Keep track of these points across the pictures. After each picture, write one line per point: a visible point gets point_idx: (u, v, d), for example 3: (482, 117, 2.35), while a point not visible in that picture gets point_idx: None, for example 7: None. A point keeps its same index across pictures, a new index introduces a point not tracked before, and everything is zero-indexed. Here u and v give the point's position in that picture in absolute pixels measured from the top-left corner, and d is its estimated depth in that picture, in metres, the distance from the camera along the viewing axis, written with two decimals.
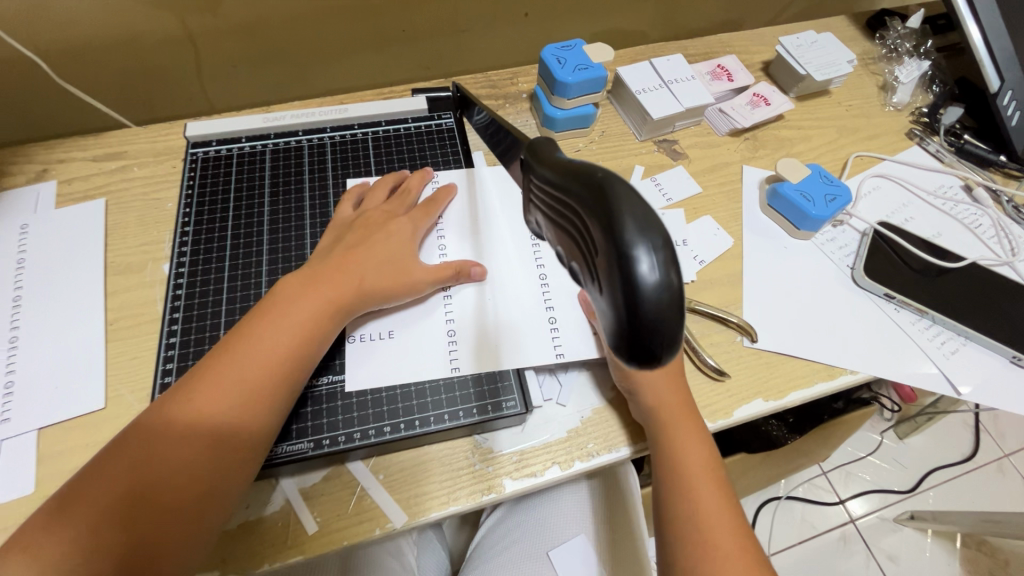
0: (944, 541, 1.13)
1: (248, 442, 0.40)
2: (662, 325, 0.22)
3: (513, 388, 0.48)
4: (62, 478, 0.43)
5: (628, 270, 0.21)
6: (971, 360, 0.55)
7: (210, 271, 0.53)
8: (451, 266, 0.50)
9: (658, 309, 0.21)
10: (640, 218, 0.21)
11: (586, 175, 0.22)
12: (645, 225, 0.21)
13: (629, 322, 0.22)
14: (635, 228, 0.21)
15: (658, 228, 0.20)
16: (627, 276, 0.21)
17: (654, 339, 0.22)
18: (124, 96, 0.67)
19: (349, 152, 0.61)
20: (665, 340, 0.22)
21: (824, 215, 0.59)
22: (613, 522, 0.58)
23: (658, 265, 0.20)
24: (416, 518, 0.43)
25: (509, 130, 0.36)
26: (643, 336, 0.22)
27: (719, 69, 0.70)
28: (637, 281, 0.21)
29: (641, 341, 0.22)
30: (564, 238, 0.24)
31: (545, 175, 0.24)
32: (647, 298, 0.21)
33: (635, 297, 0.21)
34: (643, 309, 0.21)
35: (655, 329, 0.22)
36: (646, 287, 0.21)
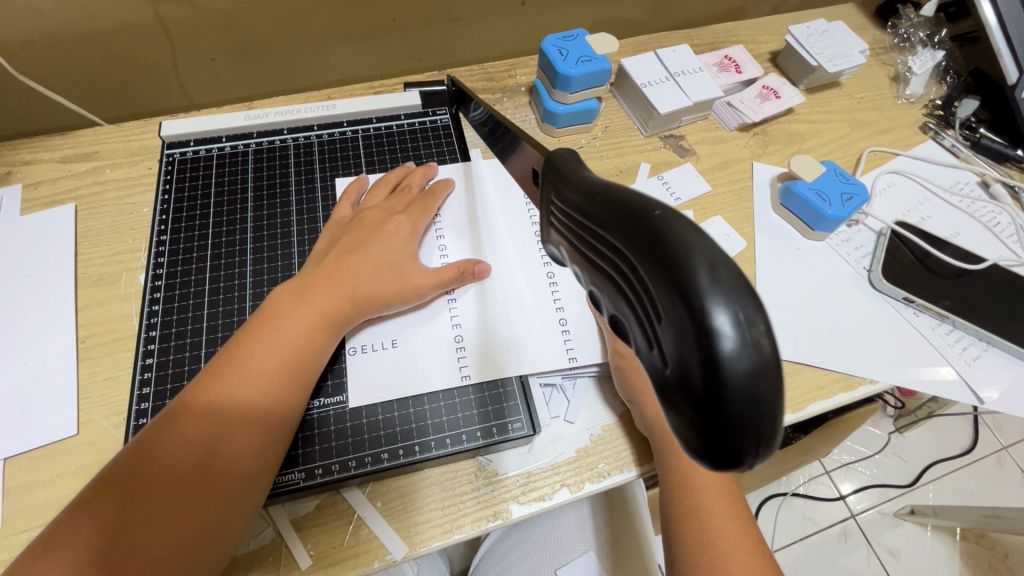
0: (943, 534, 1.13)
1: (238, 480, 0.36)
2: (761, 417, 0.13)
3: (519, 408, 0.45)
4: (31, 512, 0.40)
5: (695, 336, 0.13)
6: (995, 366, 0.53)
7: (190, 283, 0.49)
8: (454, 268, 0.47)
9: (754, 393, 0.13)
10: (708, 256, 0.14)
11: (619, 196, 0.16)
12: (718, 267, 0.13)
13: (700, 416, 0.13)
14: (707, 273, 0.13)
15: (742, 283, 0.13)
16: (697, 347, 0.13)
17: (744, 439, 0.13)
18: (95, 91, 0.63)
19: (338, 152, 0.57)
20: (762, 440, 0.14)
21: (841, 215, 0.56)
22: (620, 542, 0.55)
23: (743, 336, 0.13)
24: (416, 548, 0.40)
25: (510, 125, 0.32)
26: (725, 438, 0.13)
27: (726, 61, 0.67)
28: (714, 355, 0.13)
29: (722, 445, 0.13)
30: (593, 275, 0.18)
31: (566, 197, 0.19)
32: (733, 381, 0.13)
33: (711, 380, 0.13)
34: (726, 400, 0.13)
35: (750, 426, 0.13)
36: (727, 366, 0.13)
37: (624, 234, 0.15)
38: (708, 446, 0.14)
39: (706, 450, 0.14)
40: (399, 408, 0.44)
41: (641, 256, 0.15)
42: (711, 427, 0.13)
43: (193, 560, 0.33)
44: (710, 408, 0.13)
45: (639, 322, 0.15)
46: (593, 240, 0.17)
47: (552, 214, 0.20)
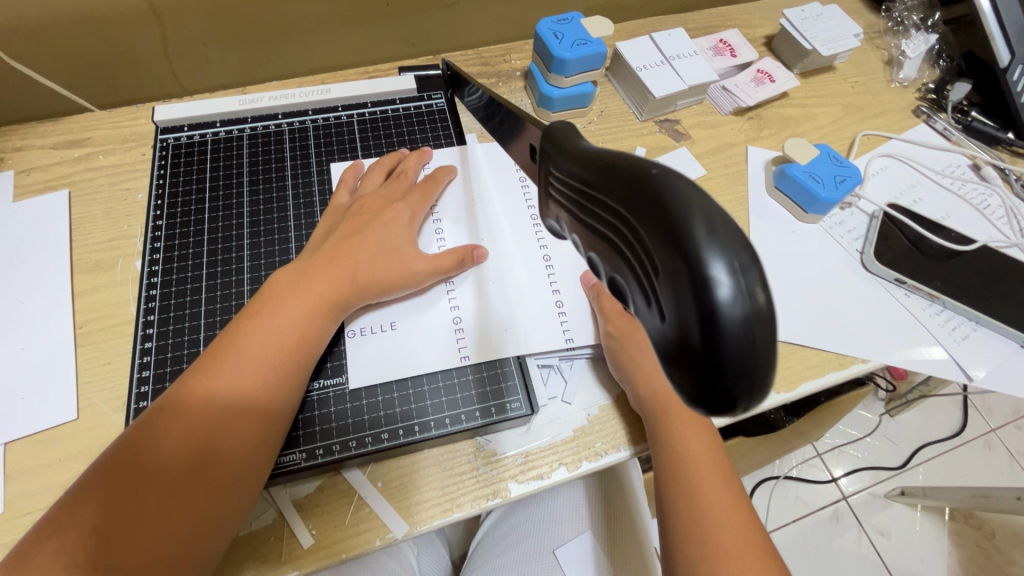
0: (932, 515, 1.15)
1: (241, 458, 0.36)
2: (756, 367, 0.14)
3: (517, 388, 0.45)
4: (34, 496, 0.40)
5: (693, 286, 0.14)
6: (982, 345, 0.54)
7: (187, 268, 0.49)
8: (454, 253, 0.47)
9: (751, 343, 0.13)
10: (705, 212, 0.14)
11: (618, 160, 0.16)
12: (714, 222, 0.14)
13: (697, 368, 0.14)
14: (704, 226, 0.14)
15: (738, 235, 0.14)
16: (693, 297, 0.14)
17: (740, 388, 0.14)
18: (86, 77, 0.62)
19: (333, 136, 0.57)
20: (757, 389, 0.14)
21: (834, 197, 0.56)
22: (616, 521, 0.56)
23: (742, 287, 0.13)
24: (416, 527, 0.41)
25: (510, 106, 0.32)
26: (721, 388, 0.14)
27: (721, 44, 0.67)
28: (711, 304, 0.13)
29: (720, 395, 0.14)
30: (591, 240, 0.18)
31: (564, 166, 0.19)
32: (730, 329, 0.13)
33: (707, 331, 0.13)
34: (723, 351, 0.13)
35: (746, 374, 0.14)
36: (725, 315, 0.13)
37: (623, 195, 0.16)
38: (706, 399, 0.14)
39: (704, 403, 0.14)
40: (398, 389, 0.45)
41: (641, 218, 0.15)
42: (710, 378, 0.14)
43: (196, 538, 0.34)
44: (707, 356, 0.14)
45: (637, 281, 0.16)
46: (592, 205, 0.17)
47: (550, 186, 0.21)
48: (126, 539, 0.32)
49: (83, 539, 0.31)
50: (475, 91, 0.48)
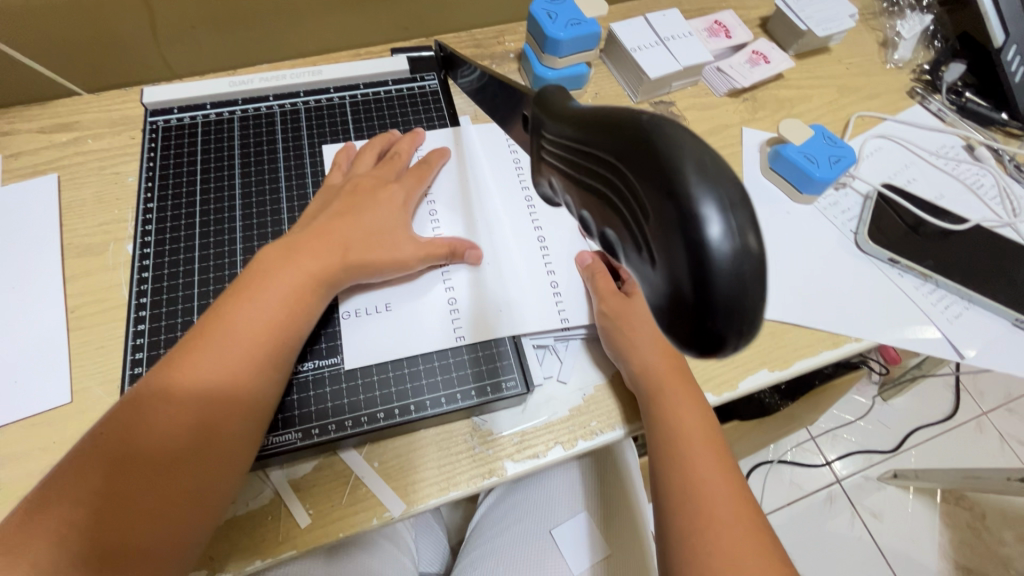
0: (925, 497, 1.16)
1: (243, 431, 0.37)
2: (743, 306, 0.15)
3: (512, 367, 0.45)
4: (30, 479, 0.40)
5: (686, 227, 0.15)
6: (975, 323, 0.54)
7: (179, 251, 0.49)
8: (445, 244, 0.47)
9: (740, 280, 0.15)
10: (696, 157, 0.15)
11: (612, 115, 0.17)
12: (707, 167, 0.15)
13: (691, 308, 0.15)
14: (694, 170, 0.15)
15: (728, 177, 0.15)
16: (686, 238, 0.15)
17: (728, 326, 0.15)
18: (71, 62, 0.59)
19: (325, 118, 0.56)
20: (745, 328, 0.15)
21: (829, 177, 0.56)
22: (612, 503, 0.56)
23: (733, 227, 0.14)
24: (413, 506, 0.41)
25: (503, 80, 0.32)
26: (712, 324, 0.15)
27: (716, 25, 0.66)
28: (703, 243, 0.14)
29: (712, 332, 0.15)
30: (584, 199, 0.19)
31: (557, 128, 0.20)
32: (721, 268, 0.14)
33: (700, 270, 0.14)
34: (715, 288, 0.14)
35: (735, 312, 0.15)
36: (717, 252, 0.14)
37: (619, 148, 0.17)
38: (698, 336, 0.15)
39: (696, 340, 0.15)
40: (393, 368, 0.45)
41: (636, 170, 0.16)
42: (702, 315, 0.15)
43: (191, 514, 0.34)
44: (699, 296, 0.15)
45: (631, 231, 0.17)
46: (586, 162, 0.18)
47: (541, 149, 0.21)
48: (132, 510, 0.32)
49: (87, 509, 0.32)
50: (469, 73, 0.48)
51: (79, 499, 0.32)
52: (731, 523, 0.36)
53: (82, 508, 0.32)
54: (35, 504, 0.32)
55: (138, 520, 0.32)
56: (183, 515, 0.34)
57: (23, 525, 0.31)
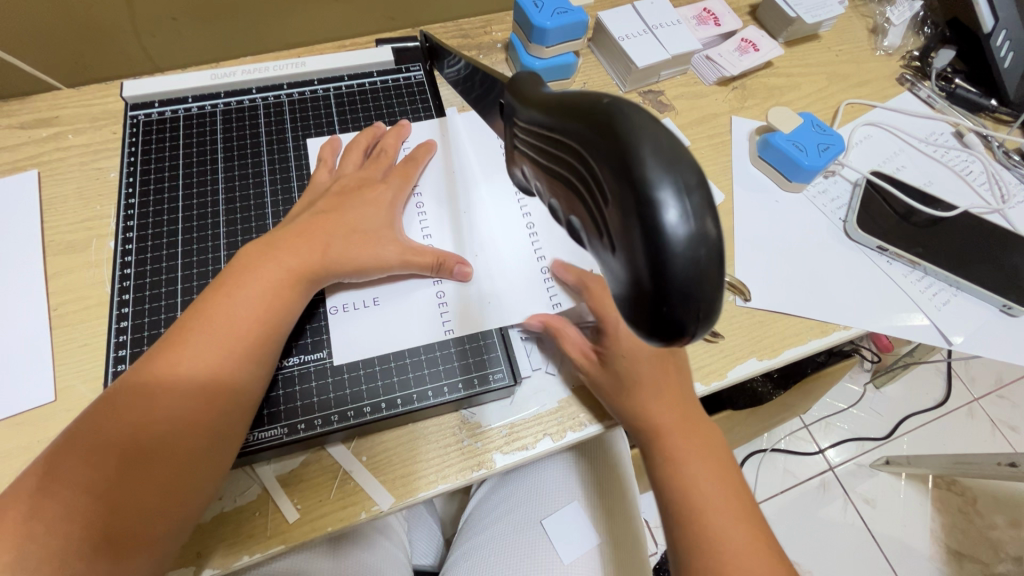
0: (916, 483, 1.17)
1: (228, 424, 0.37)
2: (699, 293, 0.15)
3: (500, 359, 0.45)
4: (12, 478, 0.40)
5: (643, 213, 0.15)
6: (962, 310, 0.55)
7: (162, 247, 0.48)
8: (434, 253, 0.46)
9: (697, 263, 0.15)
10: (653, 141, 0.15)
11: (576, 99, 0.17)
12: (666, 151, 0.15)
13: (649, 292, 0.15)
14: (651, 153, 0.15)
15: (687, 163, 0.15)
16: (643, 223, 0.15)
17: (686, 311, 0.16)
18: (50, 55, 0.58)
19: (309, 111, 0.55)
20: (702, 314, 0.16)
21: (818, 165, 0.56)
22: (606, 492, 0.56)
23: (691, 211, 0.15)
24: (402, 499, 0.41)
25: (484, 68, 0.31)
26: (670, 307, 0.15)
27: (705, 13, 0.66)
28: (660, 228, 0.15)
29: (671, 314, 0.16)
30: (553, 187, 0.19)
31: (526, 114, 0.20)
32: (676, 254, 0.15)
33: (655, 254, 0.15)
34: (670, 272, 0.15)
35: (690, 297, 0.15)
36: (671, 236, 0.15)
37: (581, 134, 0.17)
38: (655, 319, 0.16)
39: (655, 323, 0.16)
40: (379, 363, 0.44)
41: (597, 156, 0.16)
42: (659, 299, 0.15)
43: (174, 507, 0.34)
44: (656, 283, 0.15)
45: (593, 217, 0.17)
46: (553, 149, 0.18)
47: (513, 136, 0.21)
48: (112, 504, 0.32)
49: (64, 504, 0.32)
50: (454, 61, 0.47)
51: (59, 493, 0.32)
52: (732, 532, 0.39)
53: (62, 504, 0.32)
54: (16, 500, 0.32)
55: (118, 515, 0.32)
56: (164, 509, 0.34)
57: (6, 521, 0.31)
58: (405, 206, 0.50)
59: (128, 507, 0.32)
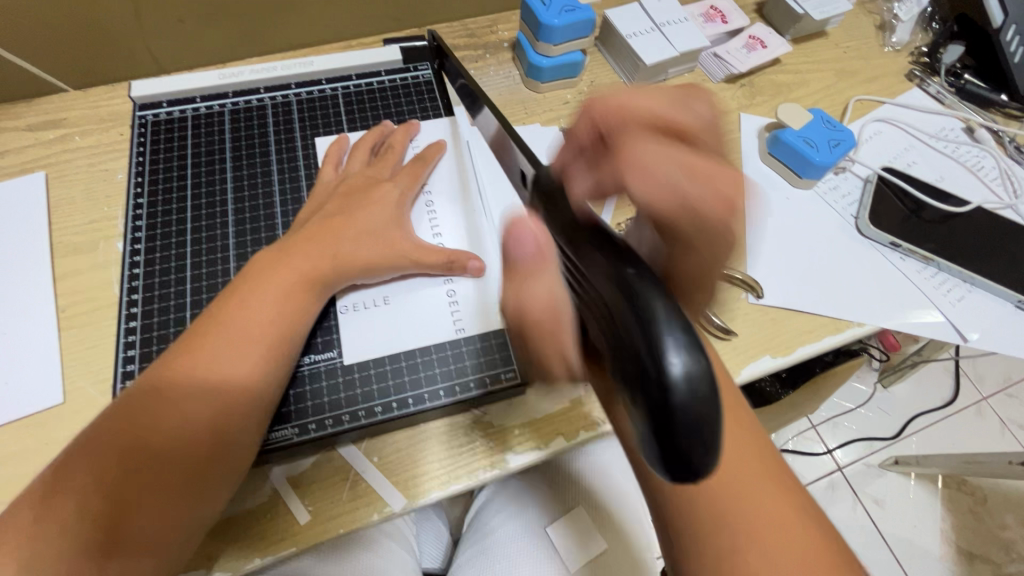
0: (926, 483, 1.16)
1: (242, 431, 0.36)
2: (703, 426, 0.22)
3: (512, 359, 0.45)
4: (21, 482, 0.40)
5: (658, 368, 0.22)
6: (977, 306, 0.54)
7: (170, 246, 0.48)
8: (445, 253, 0.45)
9: (690, 410, 0.21)
10: (679, 337, 0.22)
11: (627, 282, 0.25)
12: (686, 341, 0.22)
13: (656, 410, 0.22)
14: (671, 340, 0.22)
15: (696, 344, 0.22)
16: (657, 376, 0.22)
17: (689, 443, 0.22)
18: (57, 57, 0.58)
19: (317, 110, 0.55)
20: (705, 450, 0.22)
21: (829, 161, 0.56)
22: (593, 501, 0.58)
23: (687, 370, 0.21)
24: (415, 500, 0.41)
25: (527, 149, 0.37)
26: (673, 438, 0.22)
27: (712, 11, 0.66)
28: (668, 377, 0.22)
29: (675, 444, 0.22)
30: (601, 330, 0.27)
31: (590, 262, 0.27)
32: (677, 398, 0.21)
33: (667, 397, 0.22)
34: (675, 411, 0.21)
35: (693, 428, 0.21)
36: (675, 386, 0.21)
37: (623, 310, 0.24)
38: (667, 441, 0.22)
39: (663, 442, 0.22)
40: (390, 362, 0.44)
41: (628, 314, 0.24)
42: (665, 425, 0.22)
43: (187, 514, 0.34)
44: (667, 409, 0.22)
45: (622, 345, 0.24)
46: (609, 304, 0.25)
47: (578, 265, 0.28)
48: (122, 509, 0.32)
49: (72, 508, 0.32)
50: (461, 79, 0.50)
51: (67, 495, 0.32)
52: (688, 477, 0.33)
53: (70, 507, 0.32)
54: (30, 500, 0.32)
55: (128, 520, 0.32)
56: (176, 516, 0.34)
57: (16, 521, 0.31)
58: (415, 204, 0.50)
59: (138, 513, 0.32)
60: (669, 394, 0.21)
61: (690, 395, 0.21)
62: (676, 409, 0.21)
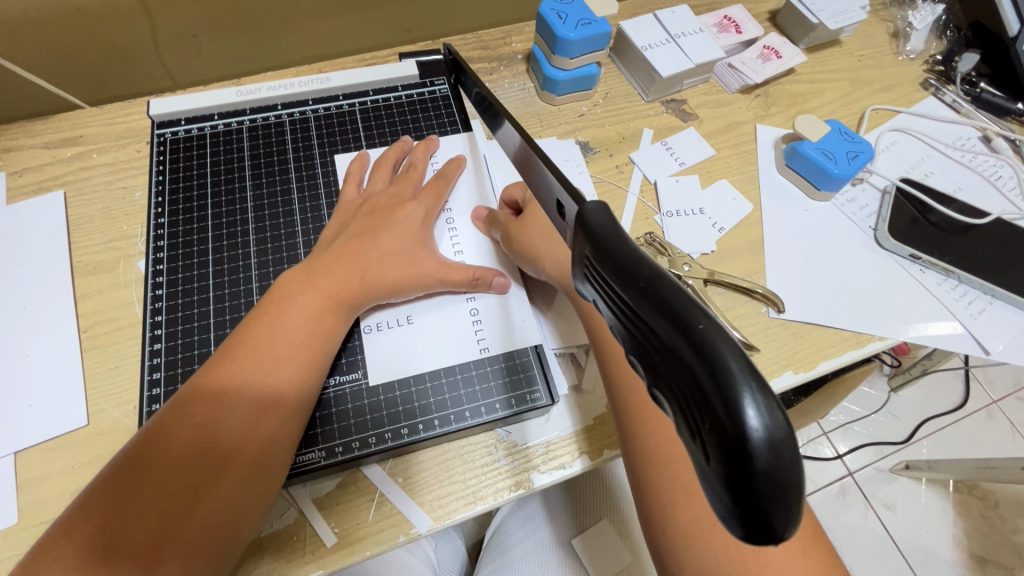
0: (938, 487, 1.16)
1: (272, 452, 0.36)
2: (787, 487, 0.15)
3: (536, 379, 0.45)
4: (46, 505, 0.39)
5: (728, 418, 0.15)
6: (998, 318, 0.54)
7: (193, 266, 0.48)
8: (469, 270, 0.45)
9: (777, 463, 0.15)
10: (738, 363, 0.16)
11: (663, 284, 0.18)
12: (750, 371, 0.16)
13: (730, 465, 0.15)
14: (738, 368, 0.15)
15: (760, 372, 0.16)
16: (726, 431, 0.15)
17: (774, 505, 0.15)
18: (72, 74, 0.58)
19: (335, 126, 0.55)
20: (790, 510, 0.15)
21: (848, 173, 0.55)
22: (619, 513, 0.58)
23: (768, 414, 0.15)
24: (440, 522, 0.40)
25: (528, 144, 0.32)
26: (755, 504, 0.15)
27: (726, 21, 0.66)
28: (742, 431, 0.15)
29: (760, 515, 0.15)
30: (641, 354, 0.19)
31: (601, 257, 0.21)
32: (757, 457, 0.15)
33: (740, 449, 0.15)
34: (755, 472, 0.15)
35: (778, 486, 0.15)
36: (754, 439, 0.15)
37: (655, 319, 0.17)
38: (741, 506, 0.15)
39: (741, 509, 0.15)
40: (415, 383, 0.44)
41: (658, 323, 0.17)
42: (741, 488, 0.15)
43: (221, 537, 0.34)
44: (742, 468, 0.15)
45: (658, 368, 0.18)
46: (626, 307, 0.19)
47: (586, 264, 0.22)
48: (156, 536, 0.32)
49: (109, 536, 0.32)
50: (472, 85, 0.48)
51: (103, 523, 0.32)
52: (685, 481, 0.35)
53: (100, 535, 0.32)
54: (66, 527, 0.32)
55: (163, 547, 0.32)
56: (211, 540, 0.34)
57: (53, 550, 0.31)
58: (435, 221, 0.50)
59: (173, 540, 0.32)
60: (749, 456, 0.15)
61: (771, 451, 0.15)
62: (757, 471, 0.15)
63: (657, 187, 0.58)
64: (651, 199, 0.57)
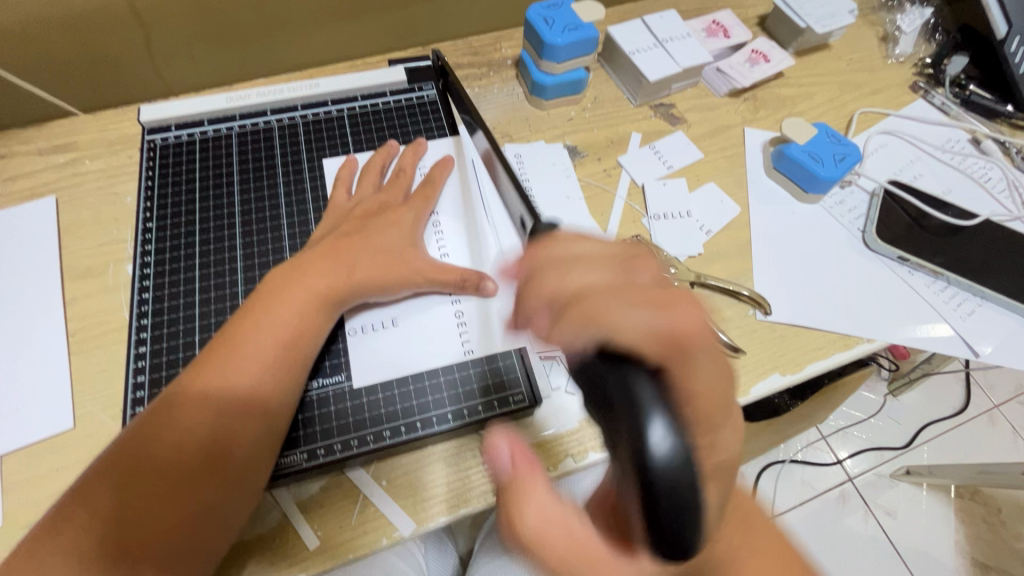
0: (939, 493, 1.15)
1: (255, 452, 0.36)
2: (684, 506, 0.21)
3: (520, 381, 0.45)
4: (31, 507, 0.40)
5: (638, 440, 0.22)
6: (989, 320, 0.53)
7: (179, 270, 0.48)
8: (456, 271, 0.46)
9: (677, 483, 0.21)
10: (653, 404, 0.22)
11: (608, 337, 0.25)
12: (660, 406, 0.22)
13: (642, 476, 0.22)
14: (650, 399, 0.22)
15: (669, 408, 0.23)
16: (639, 451, 0.22)
17: (674, 514, 0.21)
18: (66, 81, 0.58)
19: (324, 132, 0.55)
20: (688, 522, 0.21)
21: (835, 176, 0.56)
22: None
23: (668, 436, 0.22)
24: (424, 525, 0.40)
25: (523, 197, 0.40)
26: (658, 507, 0.21)
27: (714, 25, 0.66)
28: (649, 451, 0.21)
29: (660, 520, 0.22)
30: (590, 395, 0.25)
31: (566, 309, 0.28)
32: (661, 472, 0.21)
33: (647, 466, 0.21)
34: (658, 483, 0.21)
35: (676, 500, 0.21)
36: (658, 460, 0.21)
37: (597, 367, 0.24)
38: (652, 508, 0.22)
39: (649, 511, 0.22)
40: (399, 385, 0.44)
41: (600, 369, 0.24)
42: (650, 497, 0.21)
43: (205, 537, 0.34)
44: (647, 481, 0.21)
45: (599, 406, 0.24)
46: (582, 355, 0.25)
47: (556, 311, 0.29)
48: (140, 536, 0.32)
49: (94, 537, 0.32)
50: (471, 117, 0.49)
51: (87, 525, 0.32)
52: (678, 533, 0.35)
53: (89, 535, 0.32)
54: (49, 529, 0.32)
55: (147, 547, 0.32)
56: (194, 540, 0.34)
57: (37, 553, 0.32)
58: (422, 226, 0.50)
59: (156, 539, 0.33)
60: (653, 469, 0.21)
61: (668, 466, 0.21)
62: (659, 485, 0.21)
63: (644, 190, 0.58)
64: (638, 202, 0.57)
